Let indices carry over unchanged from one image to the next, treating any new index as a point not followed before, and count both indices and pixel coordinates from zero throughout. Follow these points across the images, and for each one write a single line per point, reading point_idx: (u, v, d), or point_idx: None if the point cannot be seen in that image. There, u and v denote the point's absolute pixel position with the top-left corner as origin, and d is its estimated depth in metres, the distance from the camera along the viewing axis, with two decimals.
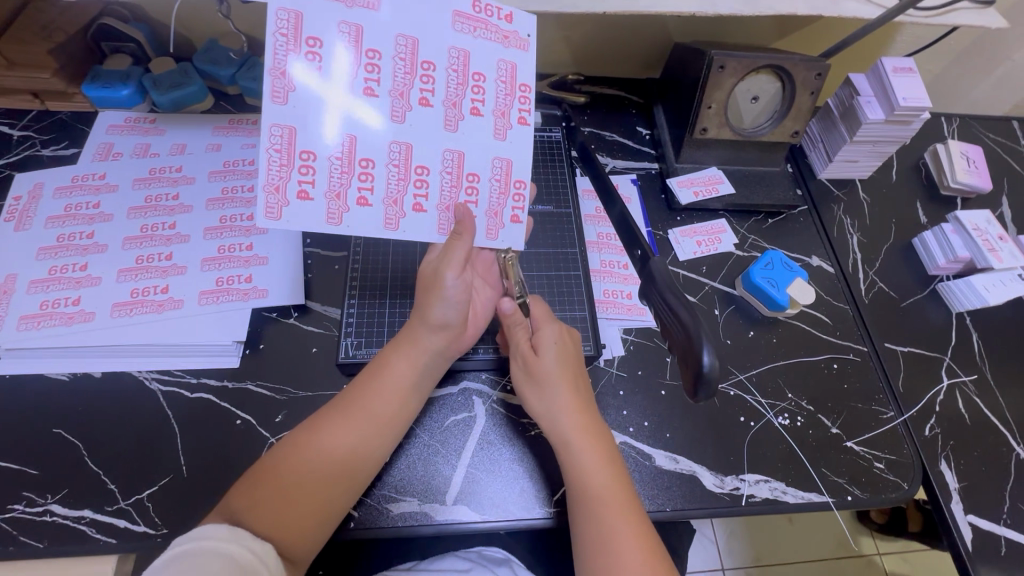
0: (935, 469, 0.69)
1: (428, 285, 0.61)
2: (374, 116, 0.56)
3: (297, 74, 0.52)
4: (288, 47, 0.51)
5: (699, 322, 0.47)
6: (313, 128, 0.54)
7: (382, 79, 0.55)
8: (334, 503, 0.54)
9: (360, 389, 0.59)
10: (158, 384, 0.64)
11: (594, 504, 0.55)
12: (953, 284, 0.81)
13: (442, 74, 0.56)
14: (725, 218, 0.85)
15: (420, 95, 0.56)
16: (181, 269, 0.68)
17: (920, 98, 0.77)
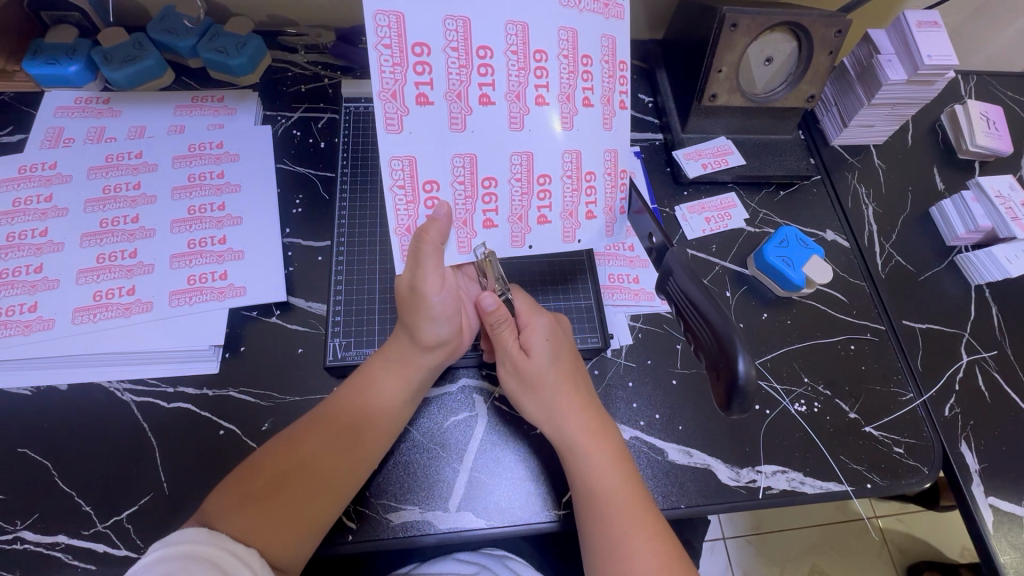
0: (955, 451, 0.66)
1: (409, 303, 0.54)
2: (492, 125, 0.50)
3: (410, 93, 0.47)
4: (400, 68, 0.46)
5: (727, 322, 0.43)
6: (435, 155, 0.49)
7: (497, 82, 0.49)
8: (315, 514, 0.50)
9: (344, 400, 0.55)
10: (131, 395, 0.58)
11: (598, 506, 0.52)
12: (973, 255, 0.77)
13: (554, 64, 0.50)
14: (734, 191, 0.80)
15: (536, 93, 0.50)
16: (148, 268, 0.62)
17: (945, 55, 0.72)
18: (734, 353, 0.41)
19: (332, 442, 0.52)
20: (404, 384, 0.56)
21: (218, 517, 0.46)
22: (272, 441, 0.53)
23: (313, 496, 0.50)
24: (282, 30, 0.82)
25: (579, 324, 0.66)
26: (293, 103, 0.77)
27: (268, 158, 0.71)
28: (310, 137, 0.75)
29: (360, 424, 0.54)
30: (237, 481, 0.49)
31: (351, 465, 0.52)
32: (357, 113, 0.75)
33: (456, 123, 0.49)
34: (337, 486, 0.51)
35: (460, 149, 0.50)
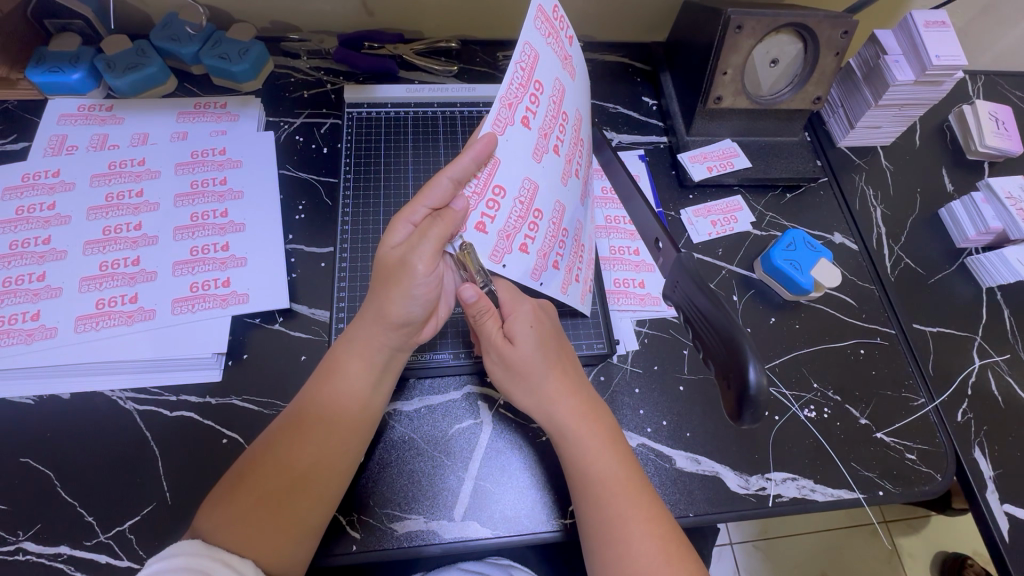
0: (968, 457, 0.65)
1: (390, 275, 0.50)
2: (555, 171, 0.54)
3: (519, 110, 0.50)
4: (526, 86, 0.50)
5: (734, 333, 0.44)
6: (513, 166, 0.50)
7: (563, 143, 0.56)
8: (308, 521, 0.49)
9: (311, 395, 0.53)
10: (134, 403, 0.58)
11: (603, 508, 0.51)
12: (983, 256, 0.76)
13: (583, 155, 0.61)
14: (740, 194, 0.79)
15: (576, 167, 0.59)
16: (150, 275, 0.62)
17: (954, 55, 0.71)
18: (744, 365, 0.42)
19: (314, 446, 0.50)
20: (373, 370, 0.54)
21: (212, 525, 0.46)
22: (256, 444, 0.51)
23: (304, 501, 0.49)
24: (284, 36, 0.82)
25: (585, 330, 0.66)
26: (295, 109, 0.77)
27: (272, 164, 0.71)
28: (314, 144, 0.75)
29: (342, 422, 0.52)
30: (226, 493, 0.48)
31: (337, 466, 0.51)
32: (360, 118, 0.74)
33: (544, 156, 0.53)
34: (325, 488, 0.50)
35: (532, 175, 0.52)
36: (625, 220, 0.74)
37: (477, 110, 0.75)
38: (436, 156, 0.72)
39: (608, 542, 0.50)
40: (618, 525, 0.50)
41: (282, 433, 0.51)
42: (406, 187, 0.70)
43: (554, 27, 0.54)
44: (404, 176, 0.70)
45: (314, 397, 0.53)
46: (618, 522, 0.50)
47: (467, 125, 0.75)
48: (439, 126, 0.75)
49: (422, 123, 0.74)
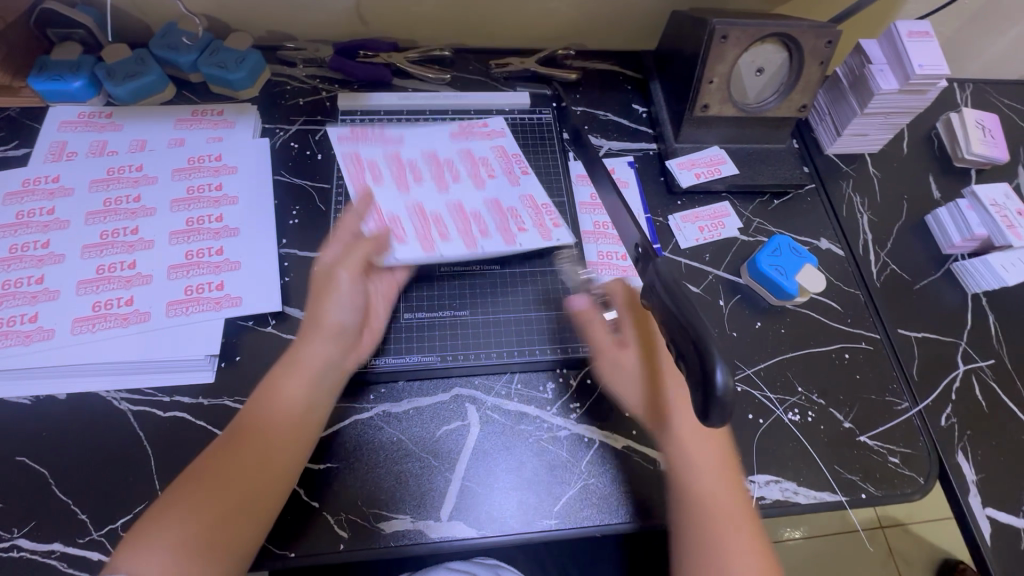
0: (951, 461, 0.66)
1: (319, 288, 0.60)
2: (466, 192, 0.71)
3: (416, 172, 0.71)
4: (428, 164, 0.72)
5: (702, 330, 0.44)
6: (435, 201, 0.69)
7: (465, 175, 0.72)
8: (249, 521, 0.50)
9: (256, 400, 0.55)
10: (129, 404, 0.59)
11: (706, 507, 0.55)
12: (968, 262, 0.77)
13: (503, 178, 0.73)
14: (728, 201, 0.80)
15: (492, 189, 0.71)
16: (146, 278, 0.63)
17: (937, 65, 0.72)
18: (713, 362, 0.42)
19: (250, 456, 0.52)
20: (308, 375, 0.56)
21: (141, 544, 0.47)
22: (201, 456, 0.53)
23: (242, 515, 0.50)
24: (281, 45, 0.84)
25: (570, 334, 0.67)
26: (290, 116, 0.79)
27: (266, 170, 0.73)
28: (308, 150, 0.76)
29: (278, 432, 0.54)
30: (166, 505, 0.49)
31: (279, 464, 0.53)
32: (353, 125, 0.76)
33: (459, 211, 0.69)
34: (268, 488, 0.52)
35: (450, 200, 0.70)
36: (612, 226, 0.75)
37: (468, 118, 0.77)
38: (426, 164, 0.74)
39: (713, 557, 0.53)
40: (708, 530, 0.54)
41: (225, 444, 0.53)
42: None
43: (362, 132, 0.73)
44: None
45: (255, 407, 0.55)
46: (714, 534, 0.54)
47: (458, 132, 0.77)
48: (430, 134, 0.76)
49: (415, 130, 0.76)
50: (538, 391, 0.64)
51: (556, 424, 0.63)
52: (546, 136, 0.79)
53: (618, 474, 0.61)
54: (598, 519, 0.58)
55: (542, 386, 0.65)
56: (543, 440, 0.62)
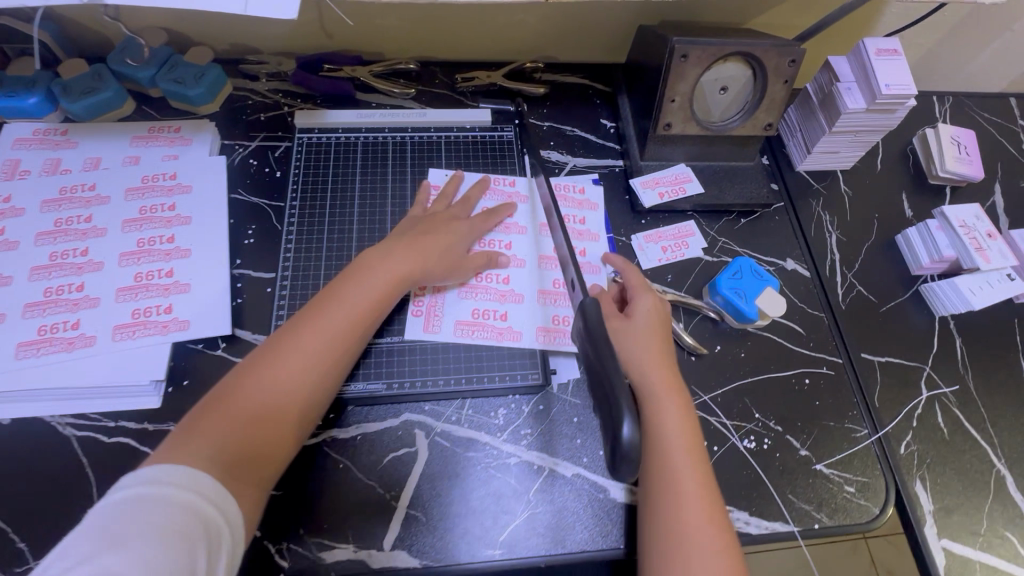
0: (909, 491, 0.65)
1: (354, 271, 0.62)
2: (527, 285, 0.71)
3: (488, 322, 0.68)
4: (485, 313, 0.68)
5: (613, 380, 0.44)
6: (529, 319, 0.68)
7: (506, 273, 0.71)
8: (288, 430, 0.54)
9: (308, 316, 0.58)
10: (73, 429, 0.59)
11: (677, 480, 0.55)
12: (936, 285, 0.75)
13: (519, 245, 0.73)
14: (694, 219, 0.79)
15: (530, 263, 0.72)
16: (93, 301, 0.63)
17: (904, 85, 0.70)
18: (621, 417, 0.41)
19: (297, 371, 0.55)
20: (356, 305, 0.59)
21: (191, 449, 0.48)
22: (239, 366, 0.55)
23: (282, 428, 0.53)
24: (243, 58, 0.83)
25: (521, 360, 0.66)
26: (251, 131, 0.78)
27: (221, 188, 0.72)
28: (266, 167, 0.75)
29: (323, 348, 0.56)
30: (208, 411, 0.51)
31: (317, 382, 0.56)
32: (310, 143, 0.76)
33: (542, 335, 0.67)
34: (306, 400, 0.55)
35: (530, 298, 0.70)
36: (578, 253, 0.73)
37: (427, 136, 0.78)
38: (382, 185, 0.74)
39: (674, 535, 0.52)
40: (679, 503, 0.54)
41: (267, 350, 0.55)
42: (350, 219, 0.71)
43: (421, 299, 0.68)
44: (349, 205, 0.72)
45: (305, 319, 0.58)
46: (677, 511, 0.53)
47: (416, 151, 0.77)
48: (389, 152, 0.76)
49: (372, 149, 0.76)
50: (489, 418, 0.63)
51: (505, 451, 0.62)
52: (506, 153, 0.79)
53: (565, 504, 0.60)
54: (542, 549, 0.58)
55: (493, 413, 0.64)
56: (490, 467, 0.61)
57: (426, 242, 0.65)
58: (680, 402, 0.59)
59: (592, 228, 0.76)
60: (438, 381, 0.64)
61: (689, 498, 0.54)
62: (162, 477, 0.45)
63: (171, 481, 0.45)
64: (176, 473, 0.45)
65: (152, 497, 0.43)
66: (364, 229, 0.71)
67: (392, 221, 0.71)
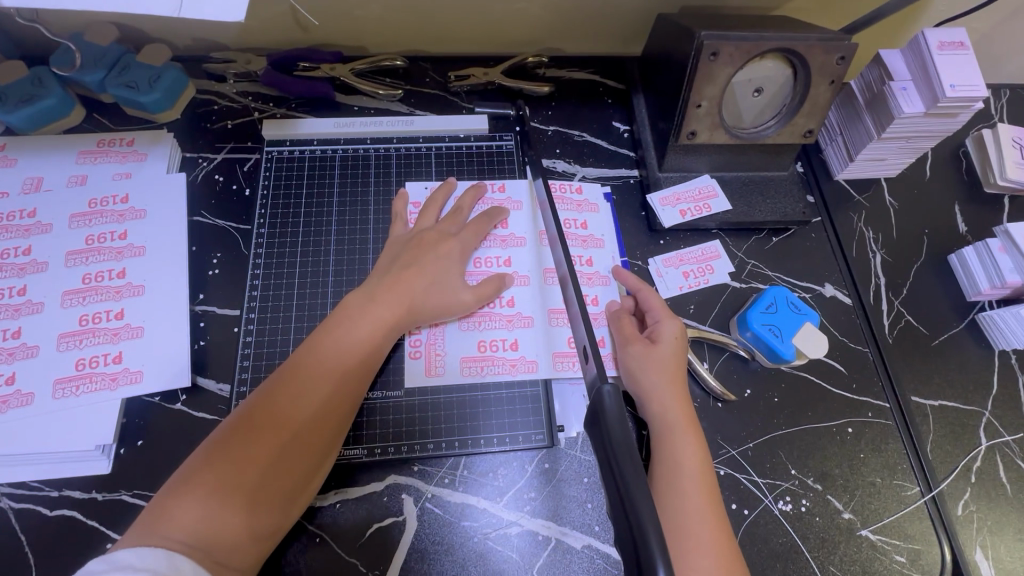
0: (969, 559, 0.56)
1: (341, 316, 0.53)
2: (533, 303, 0.62)
3: (492, 351, 0.59)
4: (493, 342, 0.60)
5: (636, 500, 0.33)
6: (538, 343, 0.60)
7: (508, 292, 0.62)
8: (300, 476, 0.48)
9: (309, 346, 0.51)
10: (9, 500, 0.51)
11: (685, 539, 0.46)
12: (996, 315, 0.66)
13: (518, 255, 0.64)
14: (719, 239, 0.69)
15: (531, 277, 0.63)
16: (32, 350, 0.55)
17: (972, 85, 0.60)
18: (653, 561, 0.31)
19: (292, 432, 0.47)
20: (368, 334, 0.53)
21: (168, 531, 0.41)
22: (239, 409, 0.48)
23: (277, 501, 0.46)
24: (207, 57, 0.73)
25: (523, 414, 0.58)
26: (216, 142, 0.69)
27: (180, 211, 0.63)
28: (233, 184, 0.66)
29: (321, 406, 0.49)
30: (187, 484, 0.43)
31: (330, 422, 0.49)
32: (280, 158, 0.67)
33: (563, 363, 0.59)
34: (317, 442, 0.49)
35: (539, 318, 0.61)
36: (582, 261, 0.65)
37: (415, 146, 0.69)
38: (362, 207, 0.65)
39: None
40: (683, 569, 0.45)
41: (254, 406, 0.48)
42: (326, 249, 0.62)
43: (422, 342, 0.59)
44: (325, 232, 0.63)
45: (308, 350, 0.51)
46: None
47: (401, 165, 0.68)
48: (371, 166, 0.67)
49: (351, 163, 0.67)
50: (486, 479, 0.55)
51: (505, 519, 0.54)
52: (504, 165, 0.69)
53: None
54: None
55: (492, 474, 0.56)
56: (488, 539, 0.53)
57: (411, 278, 0.56)
58: (696, 439, 0.52)
59: (596, 233, 0.68)
60: (428, 443, 0.56)
61: (699, 555, 0.45)
62: (140, 563, 0.37)
63: (145, 567, 0.37)
64: (155, 558, 0.38)
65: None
66: (342, 261, 0.62)
67: (374, 252, 0.62)
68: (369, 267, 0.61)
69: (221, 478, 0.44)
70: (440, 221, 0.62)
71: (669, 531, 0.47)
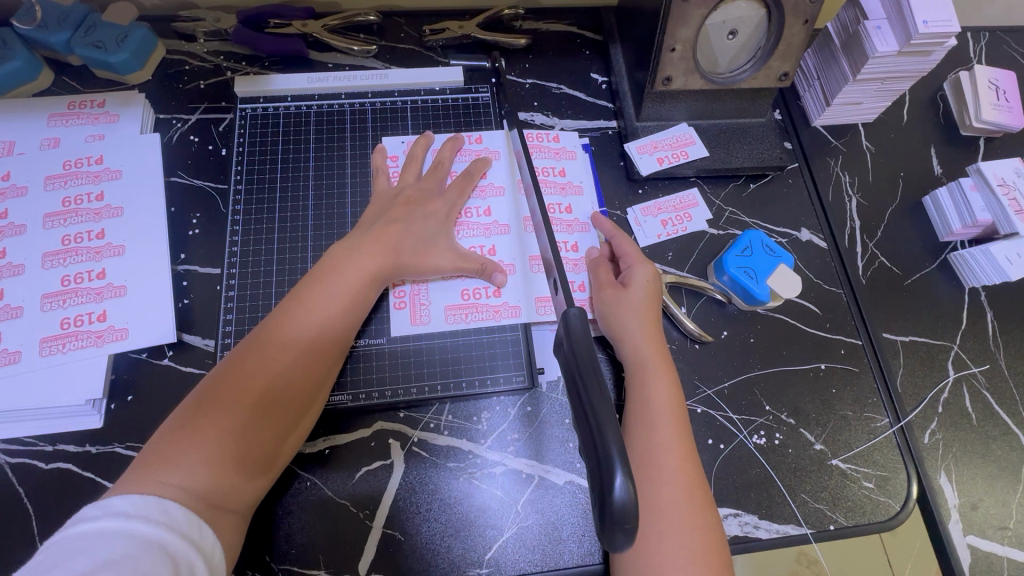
0: (933, 483, 0.59)
1: (323, 273, 0.53)
2: (513, 249, 0.63)
3: (475, 297, 0.60)
4: (476, 291, 0.60)
5: (601, 420, 0.36)
6: (521, 287, 0.61)
7: (489, 240, 0.63)
8: (285, 429, 0.49)
9: (290, 303, 0.51)
10: (5, 455, 0.52)
11: (658, 465, 0.48)
12: (967, 253, 0.67)
13: (496, 203, 0.64)
14: (697, 187, 0.70)
15: (510, 223, 0.63)
16: (16, 311, 0.55)
17: (945, 21, 0.61)
18: (612, 466, 0.34)
19: (282, 381, 0.48)
20: (349, 290, 0.53)
21: (161, 476, 0.42)
22: (219, 365, 0.49)
23: (263, 454, 0.47)
24: (175, 15, 0.72)
25: (505, 359, 0.59)
26: (189, 103, 0.68)
27: (157, 172, 0.63)
28: (210, 144, 0.66)
29: (304, 362, 0.50)
30: (180, 430, 0.44)
31: (312, 377, 0.50)
32: (255, 115, 0.66)
33: (542, 309, 0.60)
34: (300, 398, 0.50)
35: (520, 262, 0.62)
36: (562, 208, 0.66)
37: (391, 101, 0.68)
38: (340, 163, 0.65)
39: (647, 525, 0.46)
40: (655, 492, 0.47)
41: (241, 357, 0.48)
42: (304, 207, 0.62)
43: (410, 295, 0.60)
44: (303, 190, 0.63)
45: (288, 307, 0.51)
46: (655, 500, 0.47)
47: (377, 121, 0.67)
48: (348, 122, 0.67)
49: (326, 120, 0.67)
50: (471, 422, 0.57)
51: (490, 459, 0.56)
52: (482, 117, 0.69)
53: (557, 515, 0.54)
54: (532, 567, 0.52)
55: (476, 418, 0.57)
56: (473, 477, 0.55)
57: (397, 232, 0.57)
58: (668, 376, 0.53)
59: (575, 180, 0.68)
60: (412, 388, 0.57)
61: (670, 480, 0.48)
62: (132, 510, 0.39)
63: (133, 510, 0.39)
64: (147, 504, 0.40)
65: (120, 530, 0.37)
66: (321, 217, 0.62)
67: (353, 208, 0.63)
68: (348, 222, 0.62)
69: (212, 425, 0.45)
70: (422, 178, 0.62)
71: (639, 457, 0.49)
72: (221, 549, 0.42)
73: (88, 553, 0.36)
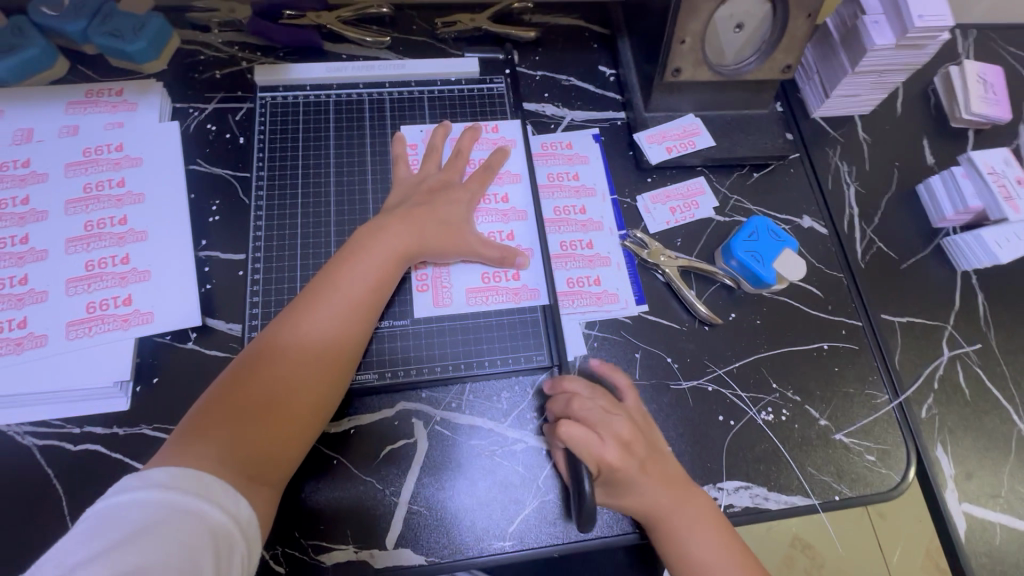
0: (930, 456, 0.62)
1: (346, 256, 0.55)
2: (531, 234, 0.65)
3: (495, 281, 0.62)
4: (496, 274, 0.62)
5: None
6: (539, 271, 0.63)
7: (508, 227, 0.64)
8: (314, 409, 0.50)
9: (316, 286, 0.53)
10: (33, 437, 0.53)
11: None
12: (959, 238, 0.71)
13: (514, 189, 0.66)
14: (703, 175, 0.72)
15: (528, 214, 0.65)
16: (41, 295, 0.56)
17: (939, 16, 0.64)
18: None
19: (311, 358, 0.50)
20: (372, 271, 0.54)
21: (196, 448, 0.43)
22: (251, 346, 0.50)
23: (293, 431, 0.48)
24: (189, 6, 0.72)
25: (523, 340, 0.61)
26: (206, 92, 0.69)
27: (176, 158, 0.64)
28: (228, 132, 0.67)
29: (329, 342, 0.51)
30: (214, 405, 0.46)
31: (339, 357, 0.51)
32: (274, 103, 0.67)
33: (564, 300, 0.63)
34: (328, 378, 0.51)
35: (539, 248, 0.64)
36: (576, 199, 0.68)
37: (407, 90, 0.70)
38: (359, 150, 0.66)
39: None
40: None
41: (270, 339, 0.50)
42: (326, 193, 0.64)
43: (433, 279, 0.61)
44: (323, 177, 0.64)
45: (315, 289, 0.53)
46: None
47: (395, 110, 0.69)
48: (365, 110, 0.68)
49: (345, 109, 0.68)
50: (493, 402, 0.59)
51: (511, 437, 0.58)
52: (496, 108, 0.71)
53: None
54: (554, 539, 0.54)
55: (496, 398, 0.59)
56: (495, 454, 0.57)
57: (420, 216, 0.58)
58: None
59: (589, 183, 0.70)
60: (435, 367, 0.59)
61: None
62: (171, 481, 0.40)
63: (170, 484, 0.40)
64: (183, 476, 0.40)
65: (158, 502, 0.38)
66: (342, 204, 0.63)
67: (374, 193, 0.64)
68: (369, 206, 0.63)
69: (243, 402, 0.47)
70: (442, 168, 0.63)
71: None
72: (257, 520, 0.43)
73: (129, 521, 0.37)
